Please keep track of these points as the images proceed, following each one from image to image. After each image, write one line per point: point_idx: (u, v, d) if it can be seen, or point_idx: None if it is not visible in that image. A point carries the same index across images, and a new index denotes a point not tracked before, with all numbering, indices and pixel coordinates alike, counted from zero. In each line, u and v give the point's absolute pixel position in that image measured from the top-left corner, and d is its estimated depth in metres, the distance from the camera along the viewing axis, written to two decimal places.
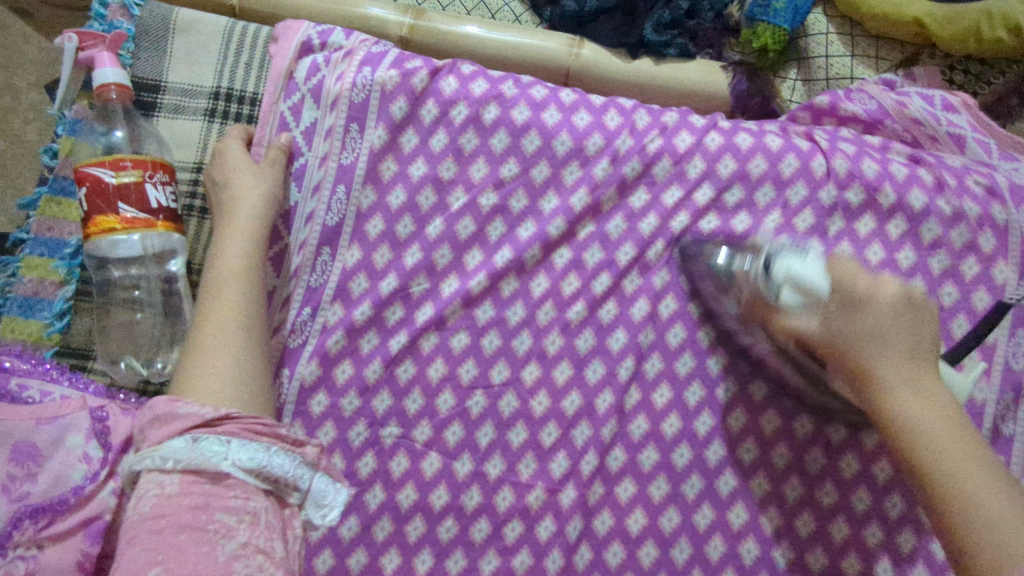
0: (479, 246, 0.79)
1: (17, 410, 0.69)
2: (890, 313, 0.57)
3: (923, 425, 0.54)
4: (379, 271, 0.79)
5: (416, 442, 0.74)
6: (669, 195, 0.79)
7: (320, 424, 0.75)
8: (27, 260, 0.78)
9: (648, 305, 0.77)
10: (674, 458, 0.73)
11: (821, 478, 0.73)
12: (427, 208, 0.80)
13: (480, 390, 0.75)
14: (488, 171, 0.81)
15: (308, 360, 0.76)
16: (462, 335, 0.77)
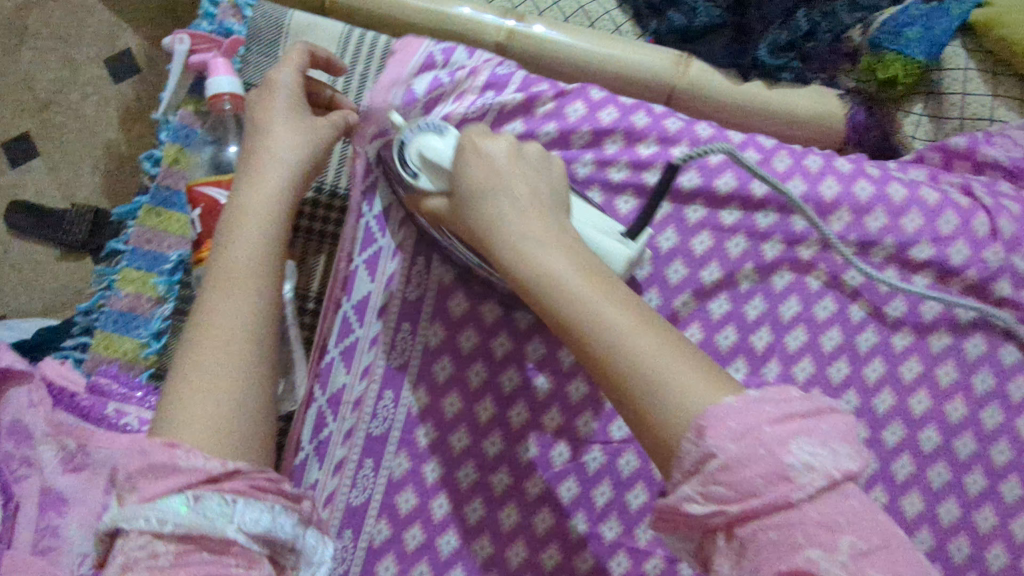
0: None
1: (116, 438, 0.66)
2: (511, 185, 0.56)
3: (556, 285, 0.49)
4: (478, 293, 0.73)
5: (528, 495, 0.70)
6: (805, 246, 0.71)
7: (425, 459, 0.71)
8: (124, 272, 0.73)
9: (778, 369, 0.69)
10: None
11: (967, 568, 0.67)
12: None
13: (598, 445, 0.71)
14: (602, 200, 0.71)
15: (415, 387, 0.72)
16: (580, 383, 0.72)
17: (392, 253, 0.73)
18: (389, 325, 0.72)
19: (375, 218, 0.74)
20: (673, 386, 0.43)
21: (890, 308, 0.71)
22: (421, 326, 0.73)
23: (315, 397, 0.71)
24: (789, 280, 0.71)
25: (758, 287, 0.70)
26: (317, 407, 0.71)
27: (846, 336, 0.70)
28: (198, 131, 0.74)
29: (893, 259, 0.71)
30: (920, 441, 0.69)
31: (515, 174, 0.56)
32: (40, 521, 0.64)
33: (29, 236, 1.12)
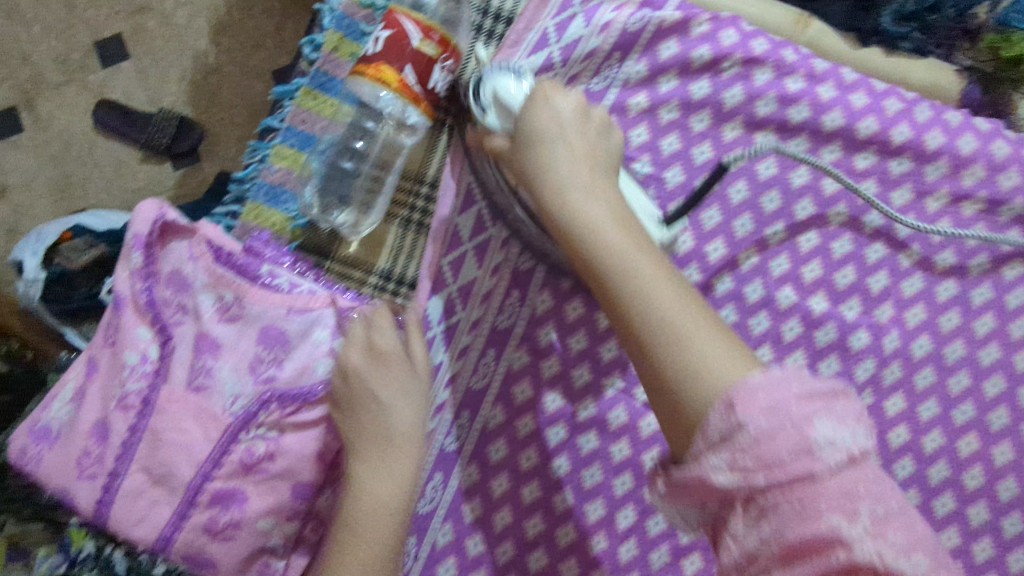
0: (720, 206, 0.74)
1: (272, 296, 0.72)
2: (573, 127, 0.59)
3: (599, 227, 0.54)
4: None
5: (637, 400, 0.74)
6: (935, 197, 0.73)
7: (547, 354, 0.75)
8: (278, 148, 0.77)
9: (891, 312, 0.73)
10: (896, 469, 0.72)
11: None
12: (670, 154, 0.75)
13: None
14: (740, 133, 0.75)
15: (541, 289, 0.76)
16: None
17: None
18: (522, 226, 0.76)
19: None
20: (687, 348, 0.49)
21: (1008, 269, 0.73)
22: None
23: (446, 280, 0.75)
24: (913, 228, 0.73)
25: (883, 228, 0.73)
26: (449, 292, 0.75)
27: (960, 288, 0.73)
28: (361, 24, 0.78)
29: (1016, 219, 0.73)
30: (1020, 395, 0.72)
31: (572, 120, 0.59)
32: (193, 362, 0.71)
33: (107, 134, 1.04)
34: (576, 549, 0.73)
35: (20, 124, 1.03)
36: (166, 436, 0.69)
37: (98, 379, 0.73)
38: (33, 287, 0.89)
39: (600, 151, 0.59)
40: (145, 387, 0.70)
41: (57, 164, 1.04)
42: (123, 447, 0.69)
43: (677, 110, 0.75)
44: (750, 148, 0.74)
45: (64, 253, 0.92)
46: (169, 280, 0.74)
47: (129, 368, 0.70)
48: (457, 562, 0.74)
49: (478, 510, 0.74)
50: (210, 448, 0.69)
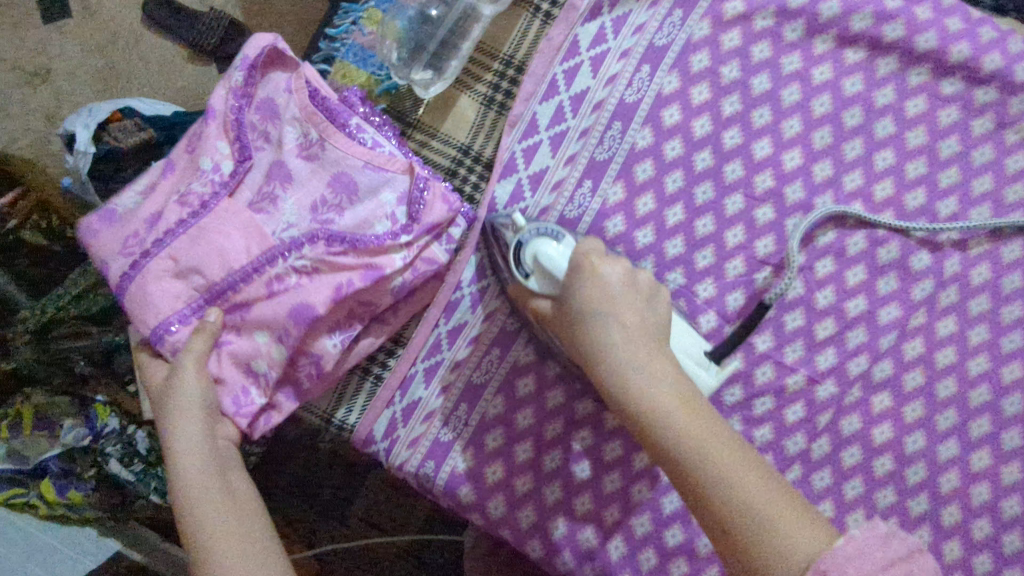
0: (801, 116, 0.75)
1: (353, 147, 0.74)
2: (621, 288, 0.62)
3: (661, 403, 0.57)
4: (694, 108, 0.76)
5: (697, 297, 0.76)
6: (1015, 129, 0.74)
7: (613, 246, 0.76)
8: (370, 12, 0.80)
9: (956, 239, 0.75)
10: (938, 387, 0.74)
11: None
12: (759, 60, 0.76)
13: (771, 267, 0.75)
14: (832, 47, 0.75)
15: (613, 180, 0.76)
16: (767, 209, 0.75)
17: (621, 53, 0.77)
18: (602, 117, 0.77)
19: (611, 19, 0.78)
20: (749, 501, 0.53)
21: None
22: (630, 129, 0.76)
23: (517, 168, 0.79)
24: (988, 158, 0.74)
25: (960, 153, 0.75)
26: (519, 178, 0.79)
27: None
28: None
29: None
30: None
31: (626, 280, 0.62)
32: (262, 184, 0.72)
33: (153, 28, 1.07)
34: (621, 432, 0.78)
35: (69, 10, 1.06)
36: (211, 234, 0.69)
37: (170, 177, 0.73)
38: (81, 160, 0.89)
39: (647, 312, 0.62)
40: (207, 193, 0.71)
41: (102, 54, 1.06)
42: (167, 233, 0.69)
43: (773, 16, 0.75)
44: (839, 63, 0.75)
45: (112, 132, 0.92)
46: (262, 105, 0.75)
47: (200, 173, 0.71)
48: (504, 433, 0.79)
49: (530, 386, 0.79)
50: (249, 260, 0.69)
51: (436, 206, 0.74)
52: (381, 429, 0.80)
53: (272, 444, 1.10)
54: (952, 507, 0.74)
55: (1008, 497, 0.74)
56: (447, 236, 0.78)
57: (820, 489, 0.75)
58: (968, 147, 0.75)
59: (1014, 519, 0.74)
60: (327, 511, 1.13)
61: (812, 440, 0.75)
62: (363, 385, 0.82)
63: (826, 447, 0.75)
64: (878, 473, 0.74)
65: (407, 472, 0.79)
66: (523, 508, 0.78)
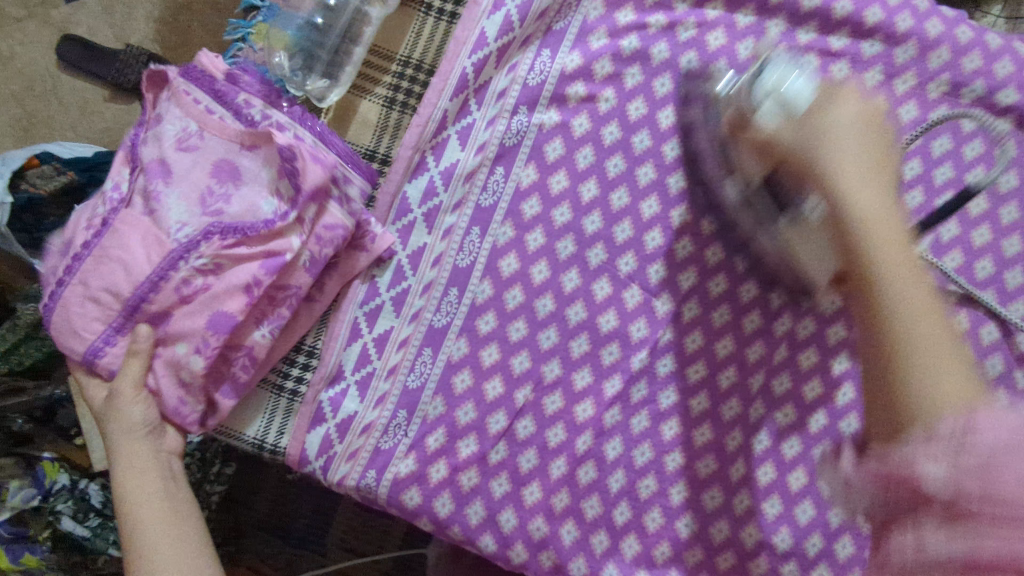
0: (702, 83, 0.79)
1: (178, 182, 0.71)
2: (852, 115, 0.62)
3: (861, 204, 0.60)
4: (598, 81, 0.80)
5: (621, 271, 0.79)
6: (903, 78, 0.78)
7: (531, 227, 0.79)
8: (259, 27, 0.83)
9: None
10: (861, 337, 0.77)
11: (997, 384, 0.77)
12: (655, 31, 0.79)
13: (689, 235, 0.79)
14: (722, 13, 0.79)
15: (525, 163, 0.80)
16: (678, 175, 0.80)
17: (524, 41, 0.81)
18: (506, 105, 0.81)
19: (516, 6, 0.79)
20: (923, 374, 0.55)
21: (969, 148, 0.79)
22: (538, 110, 0.80)
23: (428, 165, 0.82)
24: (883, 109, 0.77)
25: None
26: (432, 175, 0.82)
27: (925, 167, 0.78)
28: None
29: (980, 101, 0.78)
30: (974, 268, 0.78)
31: (847, 138, 0.61)
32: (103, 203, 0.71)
33: (69, 70, 1.09)
34: (563, 417, 0.78)
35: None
36: (108, 257, 0.70)
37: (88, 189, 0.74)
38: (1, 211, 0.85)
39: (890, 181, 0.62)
40: (109, 210, 0.72)
41: (19, 103, 1.10)
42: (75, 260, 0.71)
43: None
44: (731, 28, 0.79)
45: (29, 179, 0.89)
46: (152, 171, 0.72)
47: (104, 195, 0.73)
48: (445, 433, 0.78)
49: (467, 381, 0.78)
50: (176, 246, 0.69)
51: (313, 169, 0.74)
52: (314, 449, 0.79)
53: (235, 475, 1.07)
54: None
55: None
56: (343, 195, 0.79)
57: (761, 453, 0.77)
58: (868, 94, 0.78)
59: None
60: (300, 539, 1.09)
61: (748, 404, 0.78)
62: (280, 403, 0.80)
63: (761, 410, 0.77)
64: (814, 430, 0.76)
65: (349, 485, 0.78)
66: (470, 505, 0.77)
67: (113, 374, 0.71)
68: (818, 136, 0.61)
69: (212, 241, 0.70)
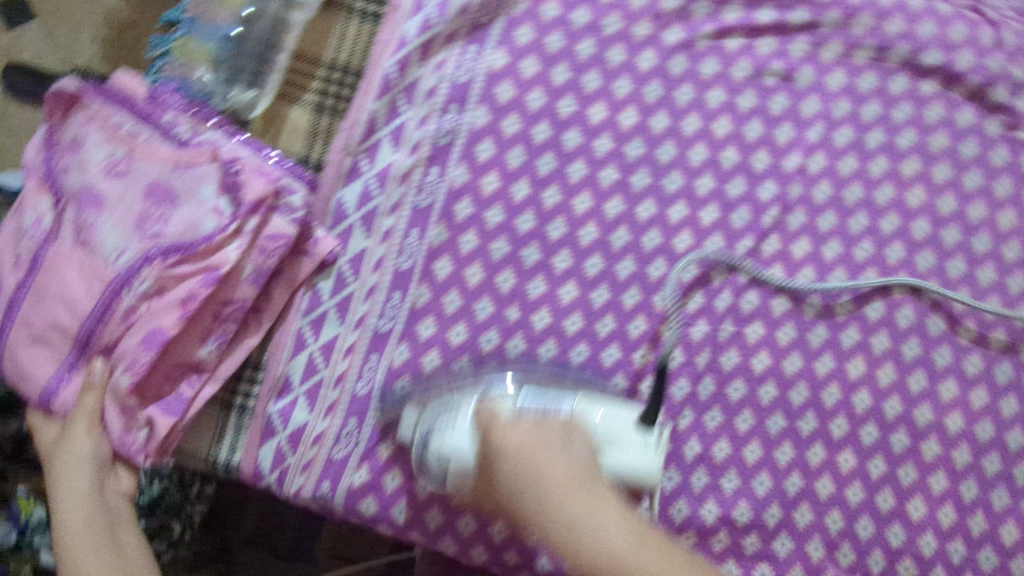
0: (642, 137, 0.65)
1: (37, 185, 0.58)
2: (545, 454, 0.52)
3: (606, 535, 0.48)
4: (531, 114, 0.64)
5: (573, 363, 0.65)
6: (872, 106, 0.66)
7: (452, 323, 0.64)
8: (184, 41, 0.64)
9: (834, 222, 0.66)
10: (831, 427, 0.65)
11: (997, 481, 0.65)
12: (586, 57, 0.65)
13: (642, 315, 0.65)
14: (651, 30, 0.65)
15: (435, 224, 0.64)
16: (621, 233, 0.65)
17: (433, 66, 0.64)
18: (420, 156, 0.64)
19: (416, 31, 0.64)
20: None
21: (938, 171, 0.66)
22: (449, 168, 0.64)
23: (347, 211, 0.64)
24: (854, 156, 0.66)
25: (819, 120, 0.66)
26: (349, 223, 0.64)
27: (904, 220, 0.66)
28: None
29: (945, 121, 0.66)
30: (984, 337, 0.66)
31: (553, 460, 0.51)
32: None
33: None
34: (493, 562, 0.65)
35: None
36: None
37: None
38: None
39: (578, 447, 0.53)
40: None
41: None
42: None
43: (582, 5, 0.65)
44: (660, 46, 0.65)
45: None
46: None
47: None
48: None
49: (374, 509, 0.63)
50: (93, 304, 0.56)
51: (201, 211, 0.58)
52: None
53: None
54: (876, 554, 0.64)
55: (943, 547, 0.64)
56: (286, 207, 0.61)
57: None
58: (828, 117, 0.66)
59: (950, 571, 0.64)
60: None
61: (708, 535, 0.64)
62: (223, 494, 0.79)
63: (725, 539, 0.64)
64: (798, 526, 0.64)
65: None
66: None
67: (67, 412, 0.58)
68: (519, 467, 0.51)
69: (107, 321, 0.56)
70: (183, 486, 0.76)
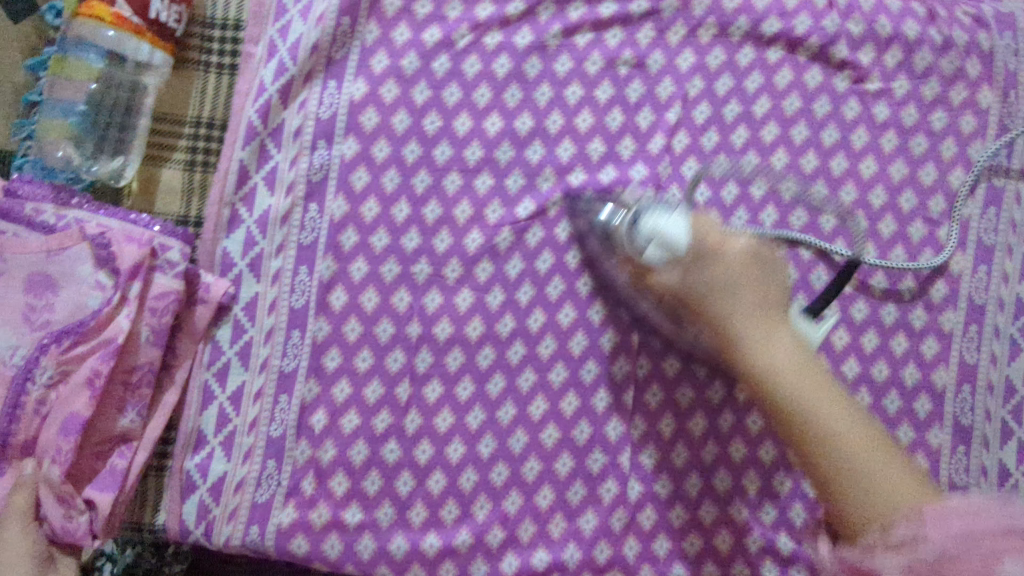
0: (510, 140, 0.67)
1: None
2: (737, 262, 0.60)
3: (772, 362, 0.58)
4: (399, 137, 0.66)
5: (480, 368, 0.66)
6: (723, 79, 0.69)
7: (356, 350, 0.65)
8: (43, 123, 0.61)
9: (707, 194, 0.68)
10: (737, 392, 0.67)
11: (901, 417, 0.67)
12: (443, 74, 0.67)
13: (539, 311, 0.67)
14: (501, 38, 0.68)
15: (322, 256, 0.65)
16: (505, 234, 0.67)
17: (298, 106, 0.66)
18: (298, 194, 0.65)
19: (274, 74, 0.65)
20: (866, 474, 0.54)
21: (795, 133, 0.69)
22: (327, 201, 0.66)
23: (234, 259, 0.65)
24: (714, 128, 0.69)
25: (676, 99, 0.69)
26: (237, 271, 0.65)
27: (773, 182, 0.69)
28: None
29: (795, 85, 0.70)
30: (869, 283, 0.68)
31: (729, 294, 0.59)
32: None
33: None
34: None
35: None
36: None
37: None
38: None
39: (775, 262, 0.60)
40: None
41: None
42: None
43: (432, 24, 0.67)
44: (513, 52, 0.68)
45: None
46: None
47: None
48: None
49: (304, 547, 0.64)
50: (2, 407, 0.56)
51: (85, 291, 0.58)
52: None
53: None
54: (796, 505, 0.66)
55: None
56: (166, 263, 0.61)
57: (665, 557, 0.66)
58: (684, 96, 0.69)
59: None
60: None
61: (636, 511, 0.66)
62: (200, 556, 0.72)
63: (653, 515, 0.66)
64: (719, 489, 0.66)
65: None
66: None
67: None
68: (710, 293, 0.59)
69: (21, 419, 0.56)
70: (158, 550, 0.68)
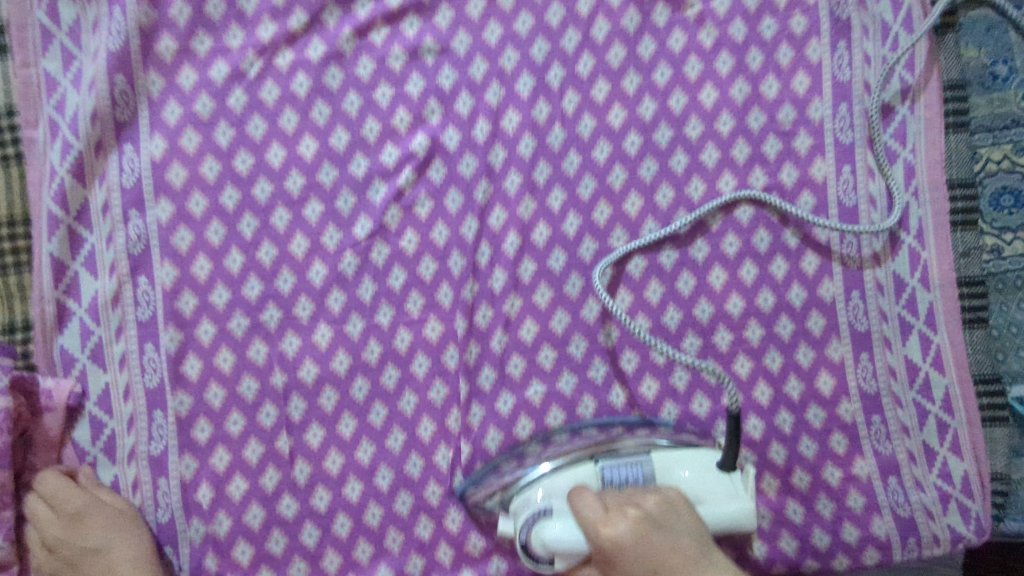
0: (330, 160, 0.64)
1: None
2: (635, 541, 0.52)
3: None
4: (212, 185, 0.62)
5: (356, 400, 0.63)
6: (537, 39, 0.65)
7: (222, 415, 0.62)
8: None
9: (549, 164, 0.65)
10: (625, 360, 0.64)
11: (797, 341, 0.63)
12: (242, 109, 0.63)
13: (403, 327, 0.63)
14: (293, 56, 0.63)
15: (164, 328, 0.62)
16: (349, 258, 0.63)
17: (99, 180, 0.62)
18: (122, 271, 0.62)
19: (61, 154, 0.62)
20: None
21: (626, 82, 0.65)
22: (155, 272, 0.62)
23: (73, 354, 0.62)
24: (540, 94, 0.65)
25: (492, 74, 0.65)
26: (80, 366, 0.62)
27: (614, 136, 0.65)
28: None
29: (615, 32, 0.65)
30: (738, 215, 0.64)
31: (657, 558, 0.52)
32: None
33: None
34: None
35: None
36: None
37: None
38: None
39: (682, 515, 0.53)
40: None
41: None
42: None
43: (216, 59, 0.63)
44: (309, 67, 0.63)
45: None
46: None
47: None
48: None
49: None
50: None
51: None
52: None
53: None
54: None
55: (775, 426, 0.63)
56: None
57: None
58: (500, 70, 0.65)
59: (788, 447, 0.62)
60: None
61: None
62: None
63: None
64: None
65: None
66: None
67: None
68: None
69: None
70: None
